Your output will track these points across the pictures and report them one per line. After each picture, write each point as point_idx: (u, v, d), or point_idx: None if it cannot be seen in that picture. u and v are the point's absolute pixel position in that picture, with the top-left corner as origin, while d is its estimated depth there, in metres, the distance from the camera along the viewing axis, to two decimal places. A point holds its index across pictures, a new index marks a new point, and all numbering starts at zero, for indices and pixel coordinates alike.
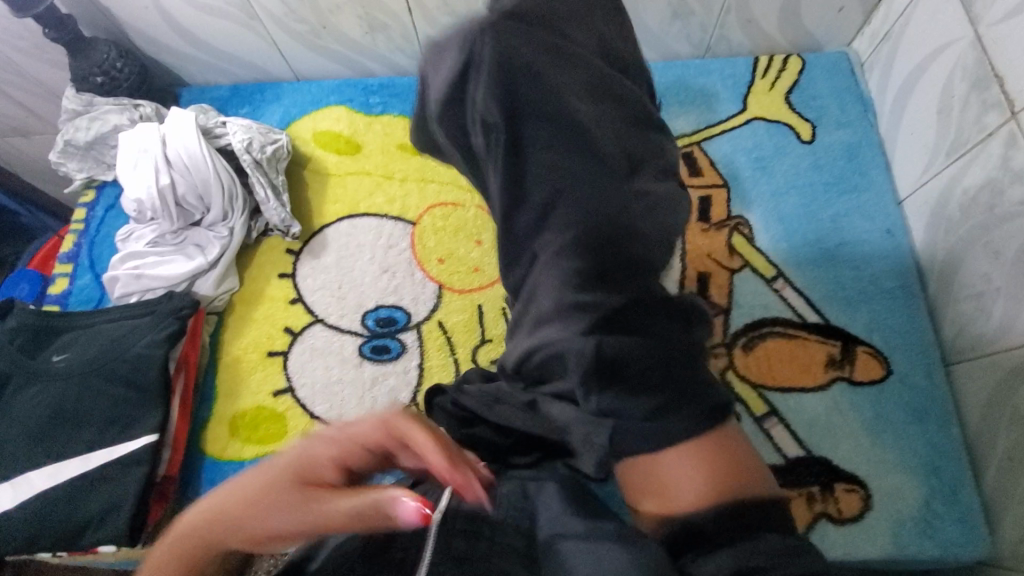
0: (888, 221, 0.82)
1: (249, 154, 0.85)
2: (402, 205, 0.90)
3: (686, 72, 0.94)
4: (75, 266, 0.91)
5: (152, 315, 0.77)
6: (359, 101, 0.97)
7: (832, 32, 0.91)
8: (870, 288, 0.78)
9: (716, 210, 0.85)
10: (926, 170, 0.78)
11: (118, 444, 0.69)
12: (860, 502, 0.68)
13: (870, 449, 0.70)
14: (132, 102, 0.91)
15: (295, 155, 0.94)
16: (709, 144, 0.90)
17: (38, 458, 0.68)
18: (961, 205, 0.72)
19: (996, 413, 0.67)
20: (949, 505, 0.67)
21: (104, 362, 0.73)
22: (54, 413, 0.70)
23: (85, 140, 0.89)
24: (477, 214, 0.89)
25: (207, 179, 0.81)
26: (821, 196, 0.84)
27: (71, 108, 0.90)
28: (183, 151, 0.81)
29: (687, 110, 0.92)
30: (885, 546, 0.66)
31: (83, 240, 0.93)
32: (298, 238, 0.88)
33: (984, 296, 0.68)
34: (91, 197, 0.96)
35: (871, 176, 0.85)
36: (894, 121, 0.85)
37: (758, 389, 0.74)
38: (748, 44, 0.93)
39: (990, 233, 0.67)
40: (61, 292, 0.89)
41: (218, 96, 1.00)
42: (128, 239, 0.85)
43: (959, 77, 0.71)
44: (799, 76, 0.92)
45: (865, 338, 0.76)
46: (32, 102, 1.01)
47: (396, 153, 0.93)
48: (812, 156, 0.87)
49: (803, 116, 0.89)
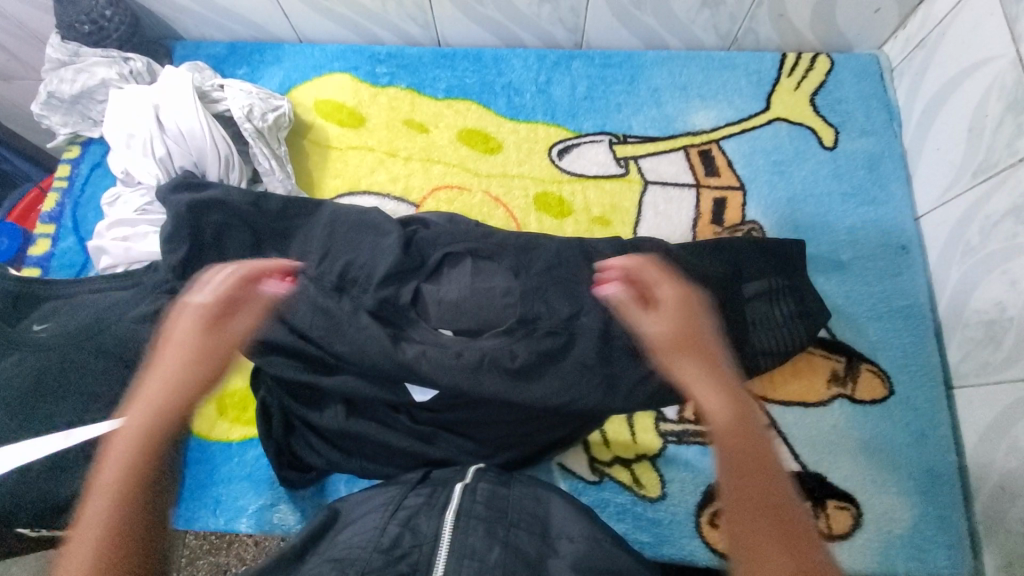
0: (904, 236, 0.80)
1: (251, 123, 0.80)
2: (406, 185, 0.86)
3: (709, 65, 0.90)
4: (58, 227, 0.87)
5: (136, 286, 0.73)
6: (365, 70, 0.92)
7: (863, 34, 0.88)
8: (879, 305, 0.77)
9: (730, 213, 0.83)
10: (949, 190, 0.76)
11: (100, 421, 0.67)
12: (851, 521, 0.68)
13: (867, 469, 0.70)
14: (121, 56, 0.85)
15: (296, 124, 0.90)
16: (728, 143, 0.87)
17: (15, 431, 0.65)
18: (982, 229, 0.70)
19: (994, 441, 0.67)
20: (938, 527, 0.67)
21: (86, 334, 0.69)
22: (33, 385, 0.67)
23: (70, 94, 0.84)
24: (484, 199, 0.85)
25: (203, 147, 0.76)
26: (838, 207, 0.82)
27: (56, 57, 0.83)
28: (178, 117, 0.76)
29: (709, 105, 0.89)
30: (872, 565, 0.66)
31: (66, 200, 0.88)
32: None
33: (996, 323, 0.67)
34: (76, 153, 0.91)
35: (891, 189, 0.83)
36: (920, 133, 0.82)
37: (758, 401, 0.74)
38: (776, 39, 0.89)
39: (1009, 261, 0.66)
40: (42, 254, 0.85)
41: (215, 54, 0.94)
42: (115, 203, 0.80)
43: (995, 97, 0.69)
44: (826, 78, 0.88)
45: (869, 356, 0.75)
46: (15, 45, 0.94)
47: (401, 129, 0.89)
48: (833, 163, 0.85)
49: (827, 120, 0.86)
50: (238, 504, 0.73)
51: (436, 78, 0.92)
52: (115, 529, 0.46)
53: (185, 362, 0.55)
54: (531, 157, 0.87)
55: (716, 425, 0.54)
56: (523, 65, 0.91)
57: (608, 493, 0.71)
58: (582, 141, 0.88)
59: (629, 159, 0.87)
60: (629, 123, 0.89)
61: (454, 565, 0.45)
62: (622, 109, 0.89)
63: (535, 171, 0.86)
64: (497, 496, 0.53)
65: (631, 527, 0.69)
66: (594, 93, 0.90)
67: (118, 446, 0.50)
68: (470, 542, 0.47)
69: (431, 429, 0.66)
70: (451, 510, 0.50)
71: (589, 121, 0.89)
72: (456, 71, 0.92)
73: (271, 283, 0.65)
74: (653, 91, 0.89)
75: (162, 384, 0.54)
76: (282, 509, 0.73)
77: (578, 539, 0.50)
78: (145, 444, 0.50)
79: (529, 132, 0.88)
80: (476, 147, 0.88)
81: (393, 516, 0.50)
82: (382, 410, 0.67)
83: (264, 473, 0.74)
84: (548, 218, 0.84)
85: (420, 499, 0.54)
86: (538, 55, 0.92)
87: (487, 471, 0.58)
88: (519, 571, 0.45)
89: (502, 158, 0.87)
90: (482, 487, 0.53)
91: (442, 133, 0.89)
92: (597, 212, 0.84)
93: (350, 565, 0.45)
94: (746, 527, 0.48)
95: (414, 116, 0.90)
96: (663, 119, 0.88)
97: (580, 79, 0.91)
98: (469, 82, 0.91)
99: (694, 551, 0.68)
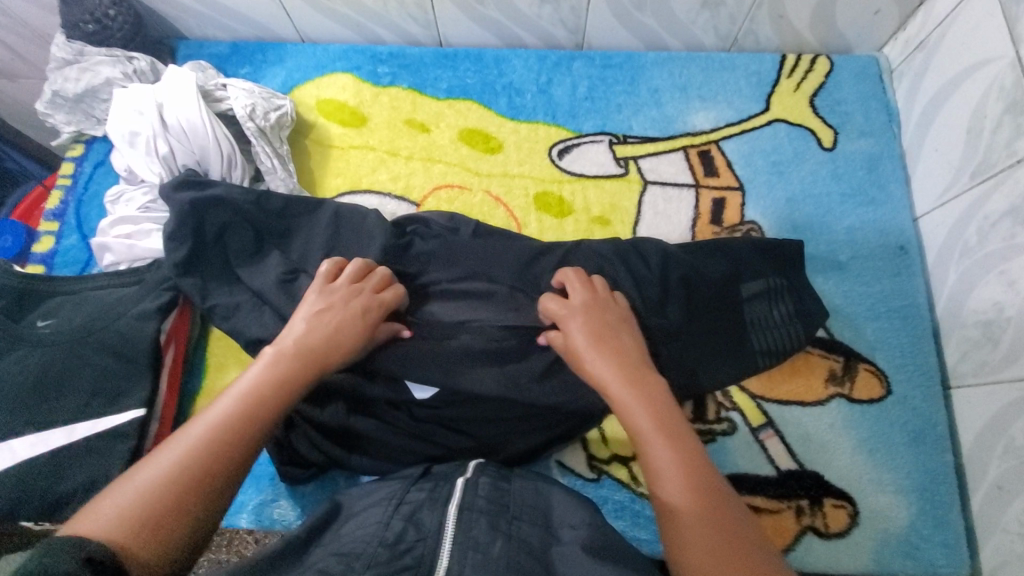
0: (903, 236, 0.81)
1: (253, 122, 0.81)
2: (407, 184, 0.87)
3: (709, 65, 0.90)
4: (62, 224, 0.87)
5: (140, 284, 0.74)
6: (367, 70, 0.93)
7: (863, 35, 0.88)
8: (877, 306, 0.78)
9: (729, 213, 0.83)
10: (947, 191, 0.76)
11: (104, 416, 0.68)
12: (847, 518, 0.68)
13: (863, 468, 0.71)
14: (125, 55, 0.86)
15: (298, 123, 0.90)
16: (728, 144, 0.87)
17: (19, 425, 0.66)
18: (980, 230, 0.70)
19: (991, 440, 0.67)
20: (934, 526, 0.68)
21: (91, 330, 0.70)
22: (37, 380, 0.68)
23: (74, 93, 0.84)
24: (484, 199, 0.85)
25: (206, 145, 0.77)
26: (837, 208, 0.83)
27: (60, 56, 0.84)
28: (182, 115, 0.77)
29: (708, 105, 0.89)
30: (868, 562, 0.67)
31: (70, 197, 0.89)
32: None
33: (993, 323, 0.68)
34: (79, 151, 0.91)
35: (890, 190, 0.83)
36: (919, 135, 0.83)
37: (756, 400, 0.74)
38: (776, 40, 0.90)
39: (1007, 262, 0.66)
40: (46, 251, 0.85)
41: (218, 54, 0.95)
42: (118, 201, 0.81)
43: (994, 98, 0.69)
44: (826, 79, 0.89)
45: (867, 356, 0.76)
46: (19, 44, 0.95)
47: (403, 129, 0.90)
48: (832, 164, 0.85)
49: (826, 121, 0.87)
50: (239, 500, 0.73)
51: (438, 78, 0.92)
52: (218, 450, 0.45)
53: (342, 320, 0.59)
54: (531, 157, 0.88)
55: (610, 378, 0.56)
56: (524, 65, 0.92)
57: (607, 491, 0.71)
58: (582, 141, 0.88)
59: (628, 159, 0.87)
60: (629, 123, 0.89)
61: (455, 558, 0.45)
62: (622, 109, 0.90)
63: (535, 171, 0.87)
64: (499, 490, 0.54)
65: (629, 524, 0.69)
66: (595, 93, 0.90)
67: (247, 383, 0.51)
68: (473, 534, 0.47)
69: (431, 427, 0.66)
70: (453, 504, 0.51)
71: (589, 121, 0.89)
72: (457, 71, 0.92)
73: (405, 335, 0.66)
74: (653, 91, 0.90)
75: (326, 338, 0.57)
76: (283, 504, 0.73)
77: (580, 527, 0.51)
78: (282, 388, 0.51)
79: (529, 132, 0.89)
80: (477, 147, 0.88)
81: (397, 510, 0.51)
82: (383, 406, 0.67)
83: (266, 469, 0.75)
84: (548, 218, 0.84)
85: (423, 493, 0.54)
86: (539, 55, 0.92)
87: (486, 468, 0.59)
88: (523, 561, 0.46)
89: (502, 158, 0.88)
90: (483, 481, 0.54)
91: (443, 133, 0.90)
92: (597, 212, 0.84)
93: (356, 559, 0.44)
94: (700, 526, 0.46)
95: (415, 116, 0.91)
96: (663, 119, 0.89)
97: (581, 79, 0.91)
98: (470, 82, 0.92)
99: None
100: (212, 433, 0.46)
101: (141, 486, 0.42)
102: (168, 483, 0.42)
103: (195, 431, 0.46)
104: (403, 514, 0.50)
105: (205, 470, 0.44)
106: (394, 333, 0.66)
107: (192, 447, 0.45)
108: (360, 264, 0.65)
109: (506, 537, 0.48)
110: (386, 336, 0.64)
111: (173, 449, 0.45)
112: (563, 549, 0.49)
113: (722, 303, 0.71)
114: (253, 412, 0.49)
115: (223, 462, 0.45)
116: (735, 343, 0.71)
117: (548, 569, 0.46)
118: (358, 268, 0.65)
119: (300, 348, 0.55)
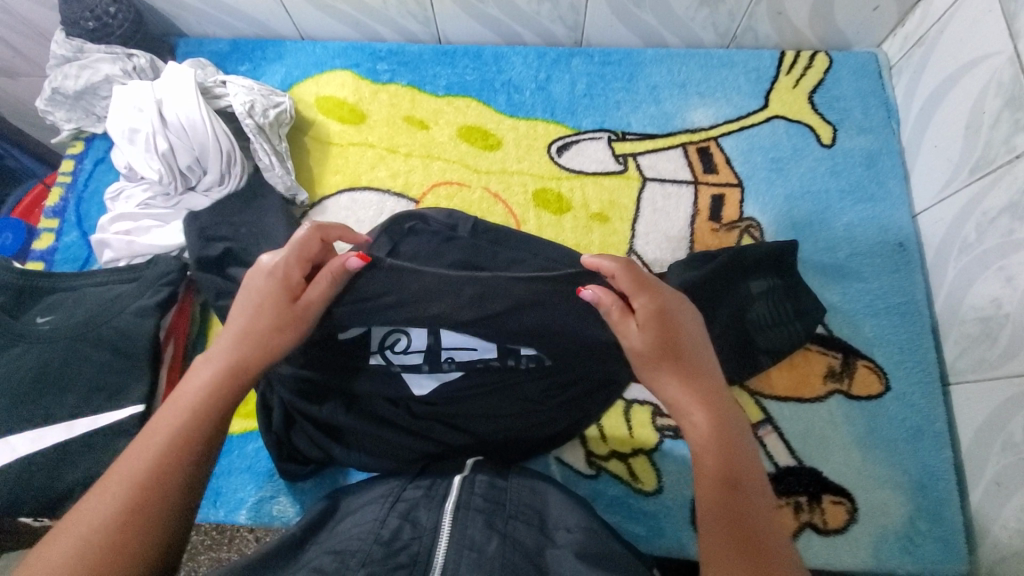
0: (902, 233, 0.81)
1: (252, 118, 0.81)
2: (406, 181, 0.87)
3: (708, 62, 0.90)
4: (62, 222, 0.88)
5: (139, 281, 0.74)
6: (366, 67, 0.93)
7: (863, 31, 0.88)
8: (876, 302, 0.78)
9: (728, 210, 0.83)
10: (946, 187, 0.76)
11: (103, 412, 0.68)
12: (846, 515, 0.68)
13: (861, 465, 0.71)
14: (125, 52, 0.86)
15: (298, 120, 0.90)
16: (726, 140, 0.87)
17: (19, 422, 0.66)
18: (979, 226, 0.70)
19: (990, 436, 0.67)
20: (932, 522, 0.68)
21: (90, 327, 0.70)
22: (36, 376, 0.68)
23: (74, 90, 0.84)
24: (483, 195, 0.85)
25: (205, 142, 0.77)
26: (836, 204, 0.83)
27: (60, 53, 0.84)
28: (181, 112, 0.77)
29: (707, 102, 0.89)
30: (866, 558, 0.67)
31: (70, 194, 0.89)
32: (306, 204, 0.86)
33: (992, 319, 0.67)
34: (79, 148, 0.91)
35: (889, 186, 0.83)
36: (917, 131, 0.83)
37: (755, 396, 0.74)
38: (775, 37, 0.90)
39: (1006, 258, 0.66)
40: (46, 248, 0.86)
41: (218, 51, 0.95)
42: (118, 198, 0.81)
43: (992, 95, 0.69)
44: (825, 75, 0.89)
45: (866, 352, 0.76)
46: (20, 42, 0.95)
47: (402, 126, 0.90)
48: (831, 161, 0.85)
49: (825, 118, 0.87)
50: (238, 496, 0.74)
51: (437, 75, 0.92)
52: (163, 462, 0.44)
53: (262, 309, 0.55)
54: (530, 154, 0.88)
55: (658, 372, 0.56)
56: (523, 63, 0.92)
57: (605, 487, 0.71)
58: (581, 138, 0.88)
59: (627, 156, 0.87)
60: (628, 120, 0.89)
61: (452, 556, 0.45)
62: (621, 106, 0.90)
63: (534, 168, 0.87)
64: (495, 488, 0.54)
65: (626, 520, 0.70)
66: (594, 90, 0.90)
67: (184, 397, 0.49)
68: (470, 533, 0.47)
69: (430, 424, 0.66)
70: (450, 503, 0.51)
71: (588, 118, 0.89)
72: (456, 68, 0.92)
73: (354, 262, 0.58)
74: (652, 88, 0.90)
75: (261, 323, 0.54)
76: (282, 501, 0.73)
77: (576, 530, 0.51)
78: (224, 384, 0.50)
79: (528, 129, 0.89)
80: (476, 144, 0.89)
81: (393, 507, 0.51)
82: (382, 404, 0.67)
83: (265, 465, 0.75)
84: (547, 214, 0.84)
85: (420, 491, 0.55)
86: (538, 52, 0.92)
87: (484, 464, 0.59)
88: (518, 563, 0.45)
89: (501, 155, 0.88)
90: (480, 479, 0.55)
91: (442, 130, 0.90)
92: (596, 209, 0.84)
93: (351, 557, 0.44)
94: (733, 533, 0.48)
95: (415, 113, 0.91)
96: (662, 116, 0.89)
97: (580, 76, 0.91)
98: (469, 79, 0.92)
99: (689, 543, 0.69)
100: (157, 447, 0.45)
101: (84, 524, 0.41)
102: (116, 517, 0.41)
103: (136, 459, 0.44)
104: (400, 512, 0.51)
105: (154, 487, 0.43)
106: (342, 268, 0.58)
107: (133, 478, 0.43)
108: (303, 231, 0.60)
109: (502, 535, 0.48)
110: (325, 279, 0.57)
111: (119, 480, 0.43)
112: (558, 551, 0.48)
113: (726, 301, 0.71)
114: (194, 426, 0.47)
115: (168, 483, 0.44)
116: (739, 342, 0.71)
117: (542, 568, 0.46)
118: (299, 235, 0.60)
119: (232, 355, 0.52)
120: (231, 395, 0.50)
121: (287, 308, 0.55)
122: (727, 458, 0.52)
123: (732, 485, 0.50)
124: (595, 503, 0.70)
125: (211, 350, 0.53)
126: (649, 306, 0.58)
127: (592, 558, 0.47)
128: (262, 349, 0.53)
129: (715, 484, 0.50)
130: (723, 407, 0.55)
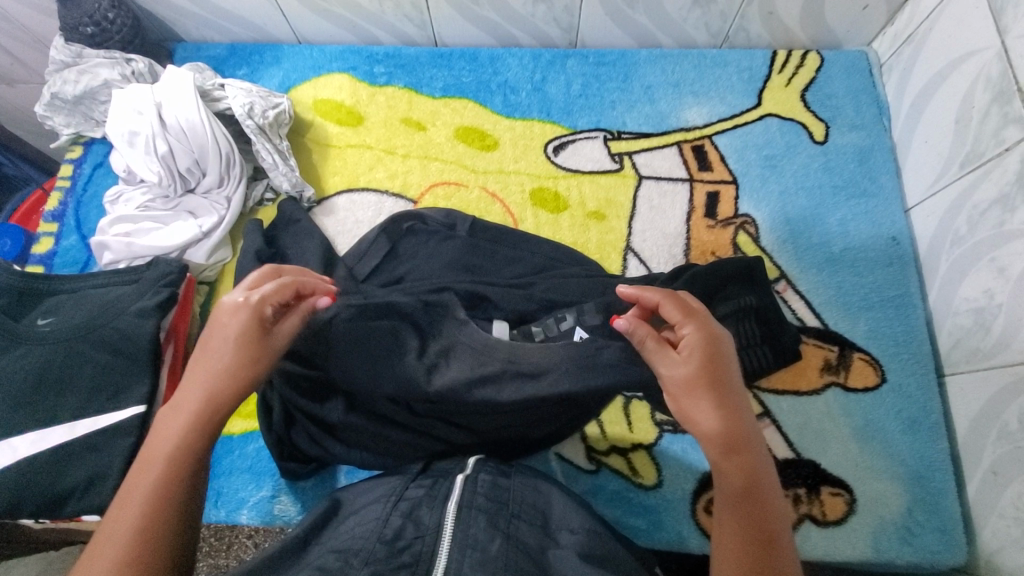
0: (894, 227, 0.82)
1: (251, 120, 0.82)
2: (404, 182, 0.87)
3: (701, 62, 0.92)
4: (61, 225, 0.88)
5: (138, 282, 0.74)
6: (363, 70, 0.94)
7: (853, 30, 0.89)
8: (871, 295, 0.78)
9: (723, 207, 0.84)
10: (938, 180, 0.77)
11: (103, 414, 0.68)
12: (845, 506, 0.69)
13: (858, 456, 0.71)
14: (123, 57, 0.86)
15: (296, 123, 0.91)
16: (721, 138, 0.88)
17: (20, 423, 0.66)
18: (970, 219, 0.71)
19: (985, 428, 0.68)
20: (930, 513, 0.68)
21: (90, 328, 0.71)
22: (37, 379, 0.68)
23: (73, 94, 0.85)
24: (480, 195, 0.86)
25: (204, 144, 0.78)
26: (829, 200, 0.84)
27: (59, 59, 0.85)
28: (180, 114, 0.78)
29: (702, 101, 0.90)
30: (865, 549, 0.67)
31: (69, 199, 0.89)
32: (310, 202, 0.86)
33: (985, 310, 0.68)
34: (78, 153, 0.92)
35: (881, 181, 0.84)
36: (909, 127, 0.84)
37: (753, 391, 0.75)
38: (767, 37, 0.91)
39: (997, 249, 0.67)
40: (46, 252, 0.86)
41: (216, 56, 0.96)
42: (117, 201, 0.82)
43: (981, 89, 0.70)
44: (816, 74, 0.90)
45: (861, 345, 0.76)
46: (18, 49, 0.96)
47: (400, 127, 0.91)
48: (824, 158, 0.86)
49: (817, 115, 0.88)
50: (239, 495, 0.74)
51: (433, 77, 0.93)
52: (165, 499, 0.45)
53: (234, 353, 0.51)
54: (526, 154, 0.88)
55: (692, 384, 0.51)
56: (519, 64, 0.93)
57: (605, 482, 0.71)
58: (577, 138, 0.89)
59: (623, 155, 0.88)
60: (623, 119, 0.90)
61: (455, 555, 0.45)
62: (616, 106, 0.91)
63: (531, 168, 0.88)
64: (499, 487, 0.54)
65: (626, 514, 0.70)
66: (589, 90, 0.91)
67: (157, 453, 0.47)
68: (473, 533, 0.47)
69: (430, 421, 0.65)
70: (453, 501, 0.51)
71: (584, 118, 0.90)
72: (453, 70, 0.93)
73: (323, 301, 0.58)
74: (647, 88, 0.91)
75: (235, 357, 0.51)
76: (284, 500, 0.74)
77: (579, 531, 0.51)
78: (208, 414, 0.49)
79: (524, 129, 0.90)
80: (473, 144, 0.89)
81: (395, 506, 0.51)
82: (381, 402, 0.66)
83: (264, 464, 0.75)
84: (544, 213, 0.85)
85: (422, 490, 0.55)
86: (534, 54, 0.94)
87: (486, 462, 0.59)
88: (521, 564, 0.45)
89: (499, 155, 0.88)
90: (483, 477, 0.55)
91: (439, 131, 0.90)
92: (592, 207, 0.85)
93: (355, 556, 0.45)
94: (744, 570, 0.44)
95: (412, 115, 0.91)
96: (656, 115, 0.90)
97: (575, 76, 0.92)
98: (466, 80, 0.93)
99: (690, 537, 0.69)
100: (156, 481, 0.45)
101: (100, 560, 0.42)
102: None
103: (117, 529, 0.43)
104: (402, 512, 0.51)
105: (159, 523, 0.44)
106: (312, 308, 0.58)
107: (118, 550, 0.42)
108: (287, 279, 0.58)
109: (504, 532, 0.48)
110: (297, 320, 0.56)
111: (106, 550, 0.42)
112: (560, 552, 0.48)
113: (738, 296, 0.70)
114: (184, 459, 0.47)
115: (156, 546, 0.43)
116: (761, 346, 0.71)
117: (545, 568, 0.46)
118: (275, 281, 0.57)
119: (206, 394, 0.50)
120: (208, 441, 0.49)
121: (261, 338, 0.53)
122: (761, 517, 0.46)
123: (762, 539, 0.45)
124: (595, 499, 0.71)
125: (185, 390, 0.50)
126: (695, 333, 0.54)
127: (595, 559, 0.47)
128: (237, 387, 0.51)
129: (739, 540, 0.45)
130: (761, 450, 0.50)
